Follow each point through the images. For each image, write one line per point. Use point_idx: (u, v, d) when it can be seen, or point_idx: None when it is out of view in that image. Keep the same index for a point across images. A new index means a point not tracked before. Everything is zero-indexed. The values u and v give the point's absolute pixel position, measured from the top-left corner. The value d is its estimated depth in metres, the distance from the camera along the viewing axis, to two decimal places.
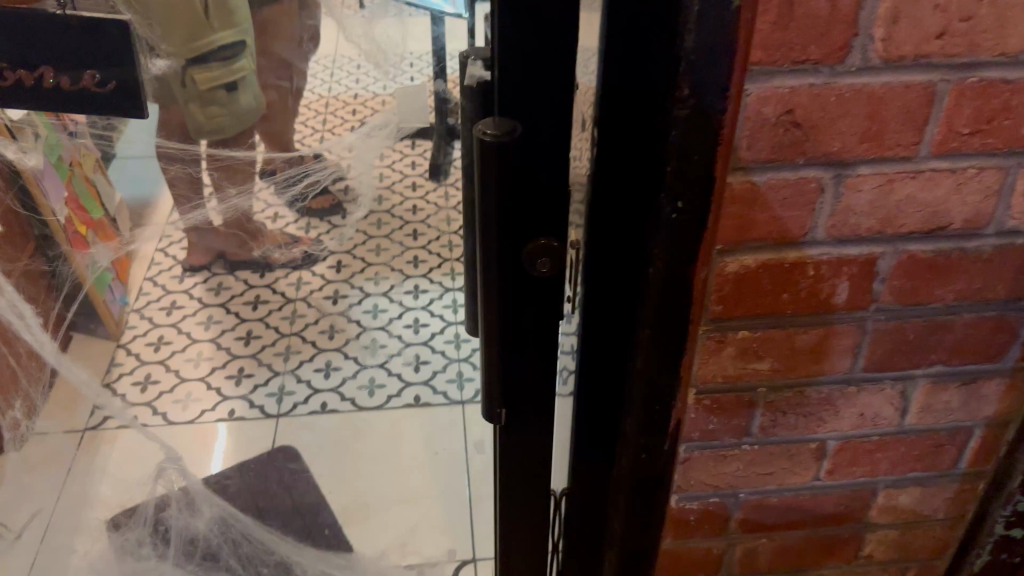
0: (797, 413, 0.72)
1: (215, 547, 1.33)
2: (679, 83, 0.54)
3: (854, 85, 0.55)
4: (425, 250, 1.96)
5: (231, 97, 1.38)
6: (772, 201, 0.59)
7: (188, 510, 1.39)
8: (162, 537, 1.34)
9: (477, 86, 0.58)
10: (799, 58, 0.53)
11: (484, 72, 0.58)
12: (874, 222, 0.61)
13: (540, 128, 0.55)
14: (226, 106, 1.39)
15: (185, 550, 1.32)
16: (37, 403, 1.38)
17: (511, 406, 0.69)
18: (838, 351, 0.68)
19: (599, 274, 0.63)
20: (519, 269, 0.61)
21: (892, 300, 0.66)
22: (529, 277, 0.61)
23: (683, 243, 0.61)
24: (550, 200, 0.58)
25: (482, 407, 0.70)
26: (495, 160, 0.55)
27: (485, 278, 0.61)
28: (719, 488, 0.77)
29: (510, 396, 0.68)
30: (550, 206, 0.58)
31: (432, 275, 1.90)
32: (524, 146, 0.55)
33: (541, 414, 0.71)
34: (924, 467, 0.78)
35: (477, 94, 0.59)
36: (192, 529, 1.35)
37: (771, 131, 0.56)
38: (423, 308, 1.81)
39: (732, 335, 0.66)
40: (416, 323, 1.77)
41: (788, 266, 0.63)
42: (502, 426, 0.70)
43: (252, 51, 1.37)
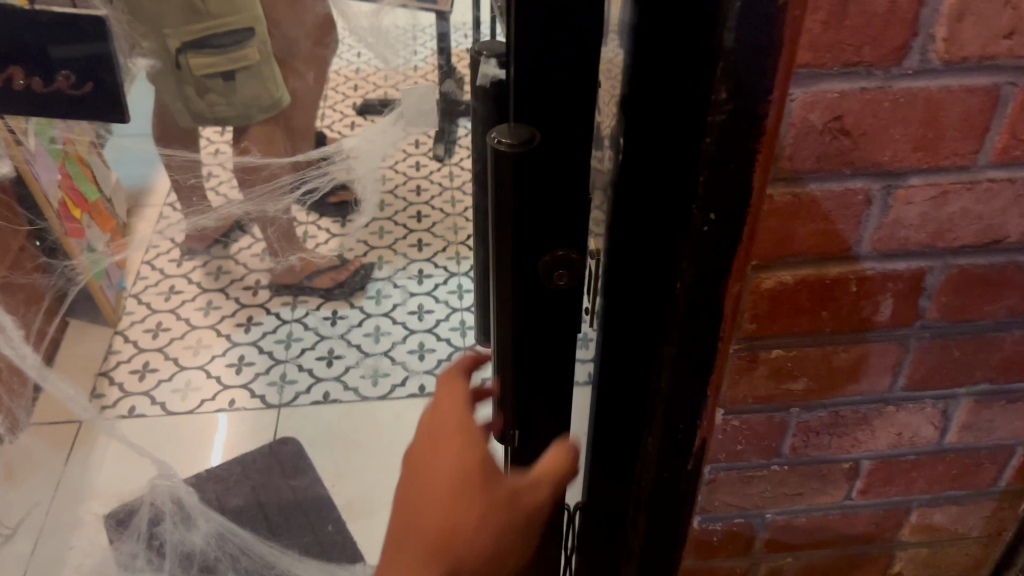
0: (830, 433, 0.67)
1: (212, 560, 1.28)
2: (716, 87, 0.48)
3: (911, 89, 0.49)
4: (429, 233, 1.89)
5: (231, 87, 1.41)
6: (813, 215, 0.54)
7: (184, 524, 1.34)
8: (157, 551, 1.29)
9: (491, 86, 0.53)
10: (851, 60, 0.48)
11: (498, 71, 0.53)
12: (924, 236, 0.56)
13: (561, 134, 0.50)
14: (225, 95, 1.42)
15: (182, 563, 1.28)
16: (21, 417, 1.32)
17: (524, 427, 0.65)
18: (877, 370, 0.63)
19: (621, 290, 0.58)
20: (537, 284, 0.56)
21: (938, 316, 0.61)
22: (546, 291, 0.57)
23: (715, 258, 0.56)
24: (571, 210, 0.53)
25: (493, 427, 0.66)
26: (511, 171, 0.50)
27: (500, 294, 0.57)
28: (745, 509, 0.73)
29: (523, 417, 0.64)
30: (570, 218, 0.54)
31: (437, 258, 1.84)
32: (545, 155, 0.50)
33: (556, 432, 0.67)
34: (962, 486, 0.74)
35: (491, 95, 0.54)
36: (188, 543, 1.31)
37: (816, 140, 0.51)
38: (428, 293, 1.76)
39: (765, 354, 0.61)
40: (421, 310, 1.72)
41: (829, 282, 0.57)
42: (514, 447, 0.66)
43: (262, 43, 1.38)
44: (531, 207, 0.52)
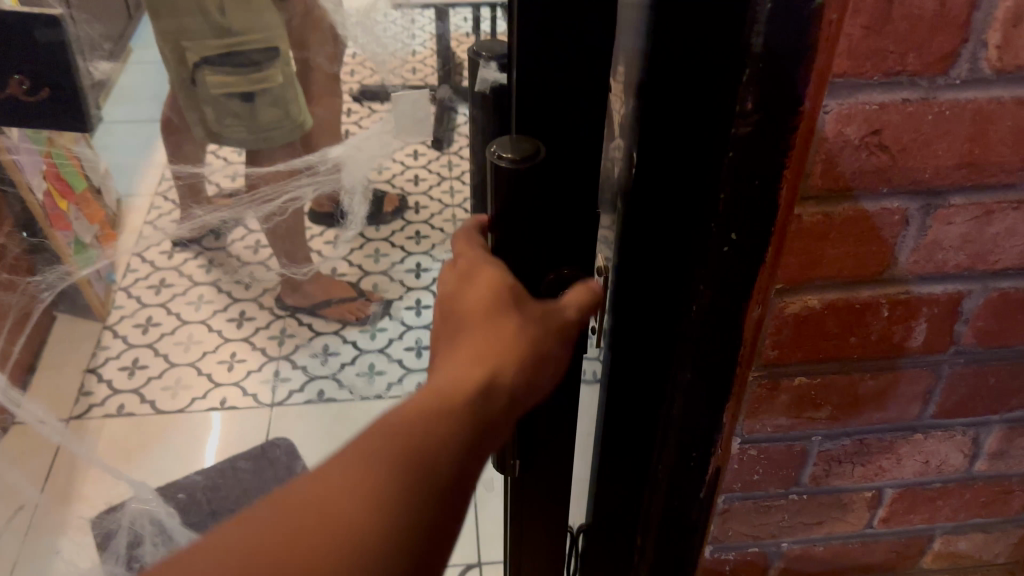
0: (854, 461, 0.63)
1: None
2: (741, 96, 0.43)
3: (957, 101, 0.44)
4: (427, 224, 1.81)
5: (250, 108, 1.34)
6: (844, 235, 0.49)
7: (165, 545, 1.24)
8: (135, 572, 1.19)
9: (491, 91, 0.49)
10: (892, 69, 0.43)
11: (499, 75, 0.49)
12: (964, 258, 0.51)
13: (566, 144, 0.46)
14: (244, 118, 1.36)
15: None
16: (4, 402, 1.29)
17: (526, 456, 0.62)
18: (906, 397, 0.59)
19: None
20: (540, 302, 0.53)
21: (974, 342, 0.56)
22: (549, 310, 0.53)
23: (737, 281, 0.51)
24: (575, 224, 0.50)
25: (493, 457, 0.63)
26: (513, 187, 0.46)
27: None
28: (759, 538, 0.69)
29: (524, 438, 0.61)
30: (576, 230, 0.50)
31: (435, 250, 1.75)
32: (548, 167, 0.47)
33: (555, 454, 0.64)
34: (990, 513, 0.69)
35: (490, 101, 0.50)
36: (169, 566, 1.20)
37: (851, 156, 0.46)
38: (428, 288, 1.70)
39: (787, 382, 0.57)
40: (419, 305, 1.66)
41: (858, 307, 0.53)
42: (514, 476, 0.63)
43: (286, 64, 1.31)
44: (534, 224, 0.48)
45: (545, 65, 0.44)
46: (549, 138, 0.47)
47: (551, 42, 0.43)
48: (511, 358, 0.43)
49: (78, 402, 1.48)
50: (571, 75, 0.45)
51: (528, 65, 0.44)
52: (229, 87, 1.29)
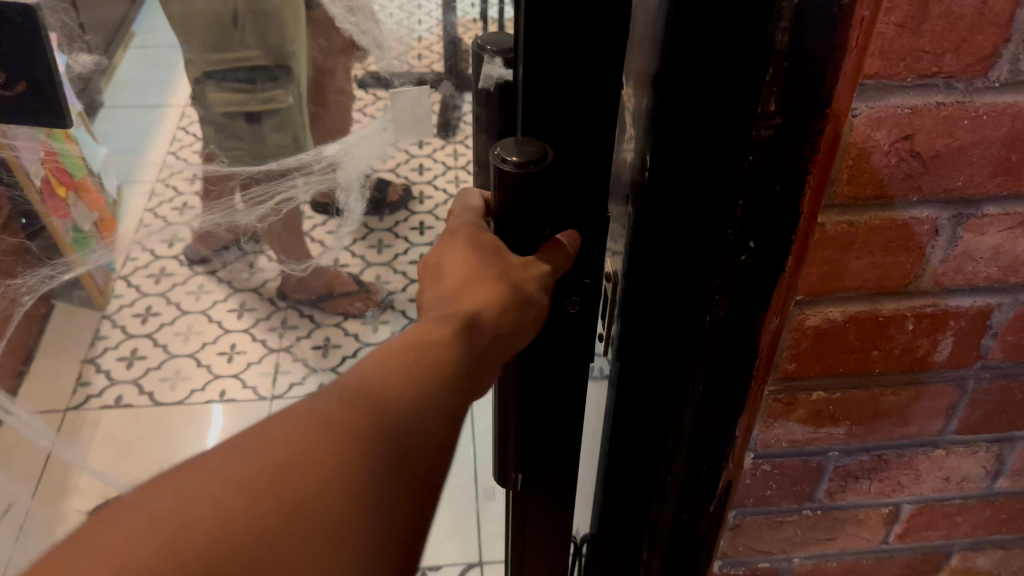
0: (872, 477, 0.60)
1: None
2: (763, 98, 0.41)
3: (995, 105, 0.41)
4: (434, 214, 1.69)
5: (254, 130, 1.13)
6: (871, 245, 0.46)
7: None
8: None
9: (499, 89, 0.46)
10: (927, 70, 0.40)
11: (505, 72, 0.46)
12: (996, 270, 0.48)
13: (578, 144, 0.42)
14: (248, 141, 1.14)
15: None
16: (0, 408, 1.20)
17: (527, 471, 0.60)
18: (929, 413, 0.56)
19: (642, 318, 0.52)
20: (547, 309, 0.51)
21: (1001, 356, 0.53)
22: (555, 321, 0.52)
23: (753, 290, 0.49)
24: (584, 232, 0.48)
25: (493, 469, 0.60)
26: (519, 195, 0.43)
27: None
28: (770, 553, 0.66)
29: (529, 446, 0.59)
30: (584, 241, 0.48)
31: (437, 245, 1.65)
32: (556, 172, 0.45)
33: (557, 464, 0.62)
34: (1011, 530, 0.67)
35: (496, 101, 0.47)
36: None
37: (879, 164, 0.43)
38: None
39: (804, 397, 0.54)
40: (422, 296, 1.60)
41: (882, 320, 0.50)
42: (515, 488, 0.61)
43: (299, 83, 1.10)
44: (540, 234, 0.46)
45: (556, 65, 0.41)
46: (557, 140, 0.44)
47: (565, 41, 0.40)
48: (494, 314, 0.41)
49: (75, 393, 1.47)
50: (582, 75, 0.42)
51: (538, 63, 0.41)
52: (235, 106, 1.11)
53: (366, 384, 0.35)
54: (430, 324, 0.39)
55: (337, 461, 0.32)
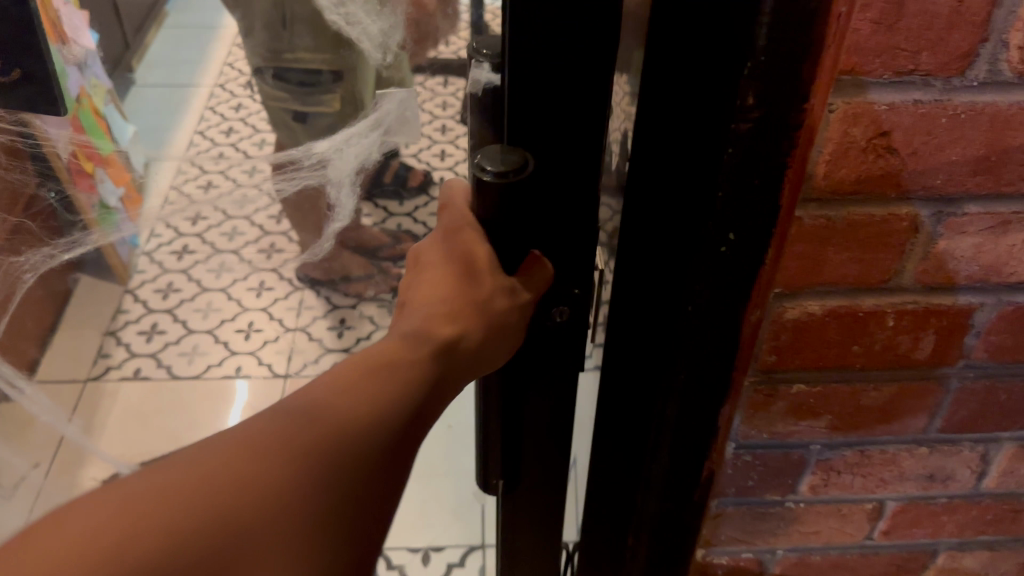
0: (855, 472, 0.61)
1: None
2: (742, 91, 0.41)
3: (974, 104, 0.41)
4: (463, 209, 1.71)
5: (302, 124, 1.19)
6: (849, 239, 0.47)
7: None
8: None
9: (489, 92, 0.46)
10: (904, 68, 0.40)
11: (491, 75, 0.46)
12: (978, 269, 0.48)
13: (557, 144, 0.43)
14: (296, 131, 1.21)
15: None
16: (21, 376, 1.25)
17: (510, 478, 0.62)
18: (912, 411, 0.56)
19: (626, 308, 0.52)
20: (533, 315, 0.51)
21: (985, 356, 0.53)
22: (543, 328, 0.52)
23: (735, 283, 0.49)
24: (566, 242, 0.48)
25: (477, 475, 0.63)
26: (500, 200, 0.43)
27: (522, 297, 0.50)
28: (753, 545, 0.67)
29: (513, 441, 0.59)
30: (565, 251, 0.49)
31: None
32: (537, 182, 0.45)
33: (542, 464, 0.62)
34: (998, 530, 0.66)
35: (485, 105, 0.47)
36: None
37: (856, 159, 0.43)
38: None
39: (784, 389, 0.55)
40: None
41: (862, 316, 0.50)
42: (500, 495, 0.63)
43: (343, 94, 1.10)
44: (518, 238, 0.46)
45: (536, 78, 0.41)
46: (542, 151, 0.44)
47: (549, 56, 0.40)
48: (465, 339, 0.43)
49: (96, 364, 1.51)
50: (564, 84, 0.41)
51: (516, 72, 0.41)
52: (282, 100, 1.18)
53: (329, 397, 0.38)
54: (405, 341, 0.42)
55: (288, 470, 0.34)
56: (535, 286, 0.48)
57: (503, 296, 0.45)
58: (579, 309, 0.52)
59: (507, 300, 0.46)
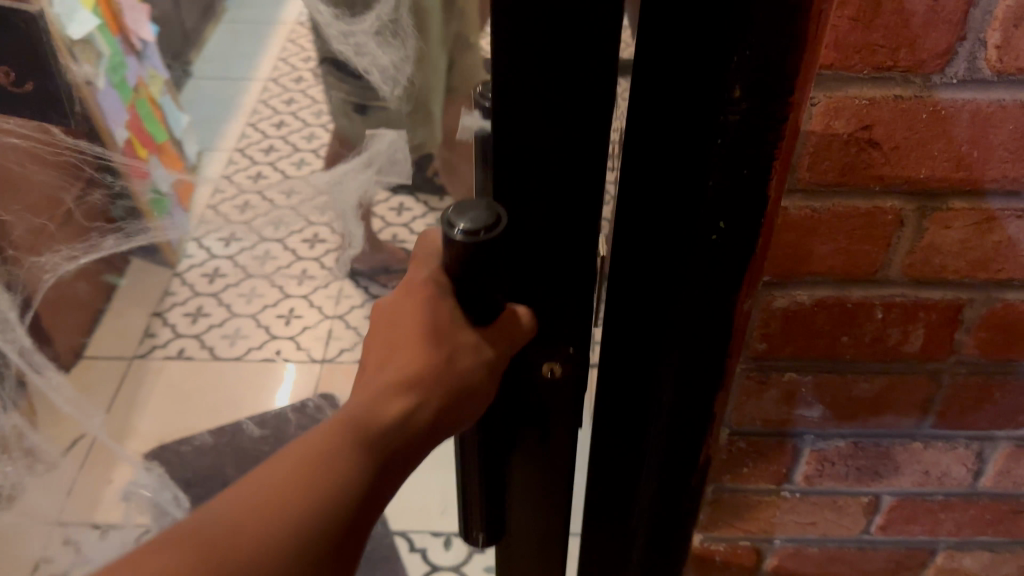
0: (849, 464, 0.62)
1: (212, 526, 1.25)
2: (730, 83, 0.43)
3: (955, 101, 0.43)
4: None
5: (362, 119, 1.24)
6: (835, 230, 0.48)
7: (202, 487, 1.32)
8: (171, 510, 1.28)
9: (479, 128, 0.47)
10: (883, 64, 0.41)
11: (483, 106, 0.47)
12: (965, 265, 0.49)
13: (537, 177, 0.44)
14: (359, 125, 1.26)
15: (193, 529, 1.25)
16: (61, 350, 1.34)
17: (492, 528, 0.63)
18: (904, 404, 0.57)
19: (624, 293, 0.54)
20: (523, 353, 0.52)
21: (976, 352, 0.54)
22: (527, 363, 0.53)
23: (726, 271, 0.51)
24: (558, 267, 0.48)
25: (460, 526, 0.64)
26: (474, 264, 0.41)
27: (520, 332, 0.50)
28: (750, 533, 0.68)
29: (496, 490, 0.60)
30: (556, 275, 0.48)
31: None
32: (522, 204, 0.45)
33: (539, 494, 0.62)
34: (998, 532, 0.67)
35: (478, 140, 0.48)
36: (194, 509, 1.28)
37: (839, 151, 0.45)
38: None
39: (775, 377, 0.56)
40: None
41: (850, 307, 0.52)
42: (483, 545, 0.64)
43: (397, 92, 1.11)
44: None
45: (523, 113, 0.42)
46: (531, 191, 0.45)
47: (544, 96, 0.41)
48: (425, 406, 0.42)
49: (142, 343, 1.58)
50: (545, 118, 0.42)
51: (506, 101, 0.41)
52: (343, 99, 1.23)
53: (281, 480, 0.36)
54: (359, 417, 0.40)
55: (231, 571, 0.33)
56: (504, 332, 0.48)
57: (468, 353, 0.45)
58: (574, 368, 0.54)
59: (473, 357, 0.45)
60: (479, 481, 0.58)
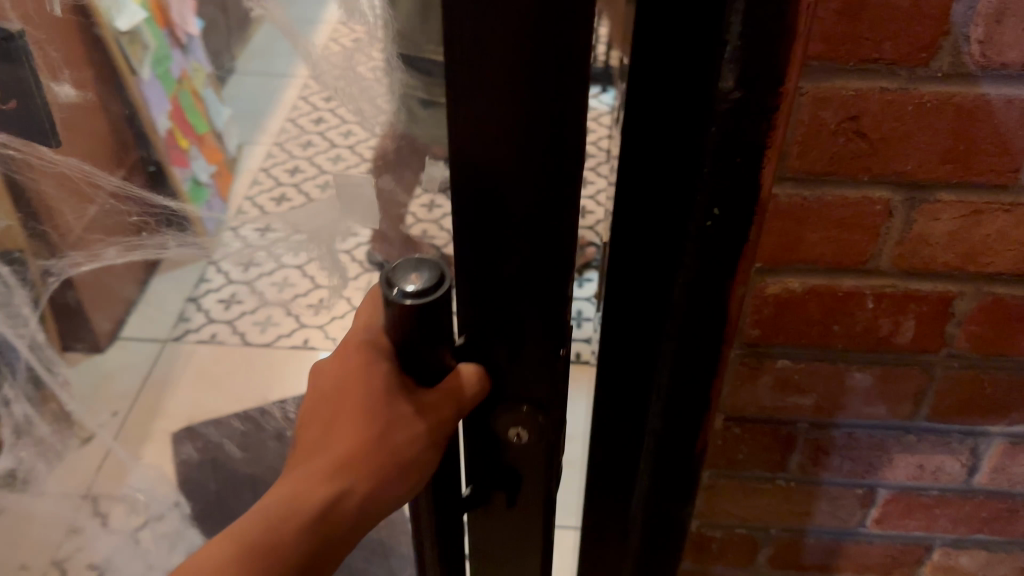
0: (842, 455, 0.63)
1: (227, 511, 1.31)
2: (722, 76, 0.44)
3: (940, 94, 0.44)
4: None
5: None
6: (825, 219, 0.50)
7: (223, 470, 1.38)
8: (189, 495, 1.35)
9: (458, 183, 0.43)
10: (869, 57, 0.43)
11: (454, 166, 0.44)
12: (954, 257, 0.51)
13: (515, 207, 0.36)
14: None
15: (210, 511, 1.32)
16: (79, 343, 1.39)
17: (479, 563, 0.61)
18: (897, 396, 0.59)
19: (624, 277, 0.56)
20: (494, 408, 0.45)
21: (967, 346, 0.55)
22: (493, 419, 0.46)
23: (720, 259, 0.52)
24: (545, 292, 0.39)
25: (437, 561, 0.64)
26: (417, 326, 0.37)
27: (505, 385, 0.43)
28: (746, 520, 0.70)
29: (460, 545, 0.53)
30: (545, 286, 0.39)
31: None
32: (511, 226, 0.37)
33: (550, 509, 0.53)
34: (993, 531, 0.67)
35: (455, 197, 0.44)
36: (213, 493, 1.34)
37: (828, 141, 0.46)
38: None
39: (769, 364, 0.58)
40: None
41: (841, 296, 0.53)
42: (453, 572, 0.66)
43: None
44: None
45: (490, 161, 0.35)
46: (509, 239, 0.37)
47: (494, 130, 0.34)
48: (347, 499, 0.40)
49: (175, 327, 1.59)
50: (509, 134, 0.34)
51: (456, 129, 0.34)
52: None
53: None
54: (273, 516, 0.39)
55: None
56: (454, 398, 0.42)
57: (401, 430, 0.41)
58: (543, 429, 0.45)
59: (406, 434, 0.41)
60: (431, 537, 0.50)
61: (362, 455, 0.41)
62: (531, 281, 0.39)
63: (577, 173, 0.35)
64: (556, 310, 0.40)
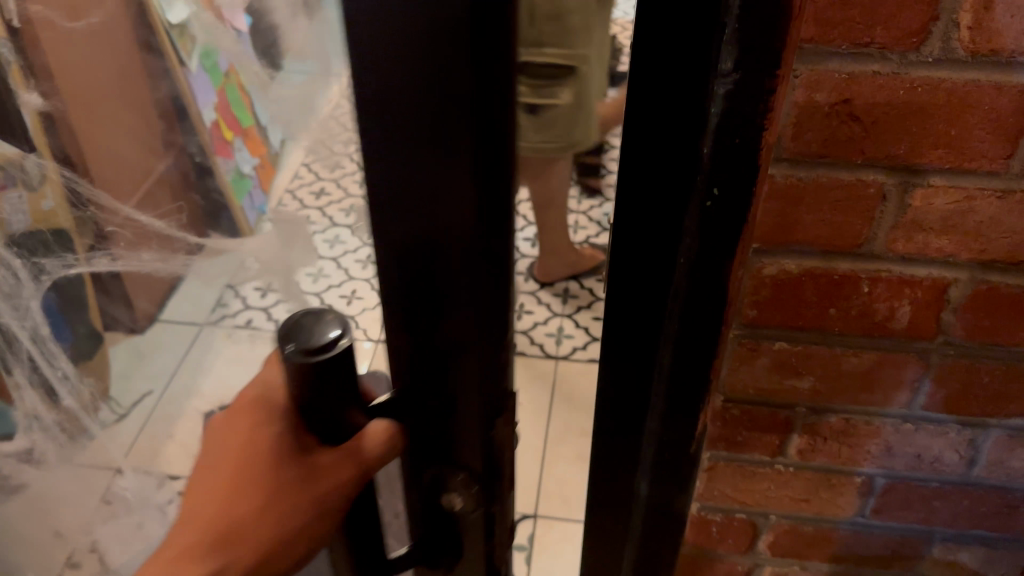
0: (840, 442, 0.64)
1: None
2: (721, 55, 0.46)
3: (930, 79, 0.46)
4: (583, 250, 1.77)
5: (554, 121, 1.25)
6: (820, 201, 0.52)
7: None
8: None
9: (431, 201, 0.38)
10: (860, 40, 0.45)
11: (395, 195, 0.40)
12: (948, 243, 0.52)
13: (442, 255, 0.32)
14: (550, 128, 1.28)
15: None
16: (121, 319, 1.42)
17: None
18: (893, 383, 0.60)
19: None
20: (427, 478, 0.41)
21: (963, 334, 0.56)
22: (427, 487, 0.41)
23: (718, 238, 0.54)
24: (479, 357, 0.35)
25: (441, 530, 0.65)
26: (317, 386, 0.34)
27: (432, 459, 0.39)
28: (746, 504, 0.71)
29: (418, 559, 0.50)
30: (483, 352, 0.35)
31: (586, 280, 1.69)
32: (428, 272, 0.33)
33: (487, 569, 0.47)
34: (993, 526, 0.68)
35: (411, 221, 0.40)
36: None
37: (822, 123, 0.48)
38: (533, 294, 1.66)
39: (767, 345, 0.60)
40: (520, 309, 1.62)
41: (837, 279, 0.55)
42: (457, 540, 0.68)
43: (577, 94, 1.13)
44: None
45: (425, 190, 0.30)
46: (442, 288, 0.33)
47: (415, 158, 0.29)
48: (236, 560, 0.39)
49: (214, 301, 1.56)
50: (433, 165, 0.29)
51: (383, 150, 0.29)
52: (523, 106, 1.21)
53: None
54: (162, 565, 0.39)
55: None
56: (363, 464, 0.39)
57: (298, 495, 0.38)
58: (481, 495, 0.40)
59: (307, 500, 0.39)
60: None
61: (244, 529, 0.39)
62: (463, 337, 0.34)
63: (506, 215, 0.31)
64: (496, 360, 0.35)
